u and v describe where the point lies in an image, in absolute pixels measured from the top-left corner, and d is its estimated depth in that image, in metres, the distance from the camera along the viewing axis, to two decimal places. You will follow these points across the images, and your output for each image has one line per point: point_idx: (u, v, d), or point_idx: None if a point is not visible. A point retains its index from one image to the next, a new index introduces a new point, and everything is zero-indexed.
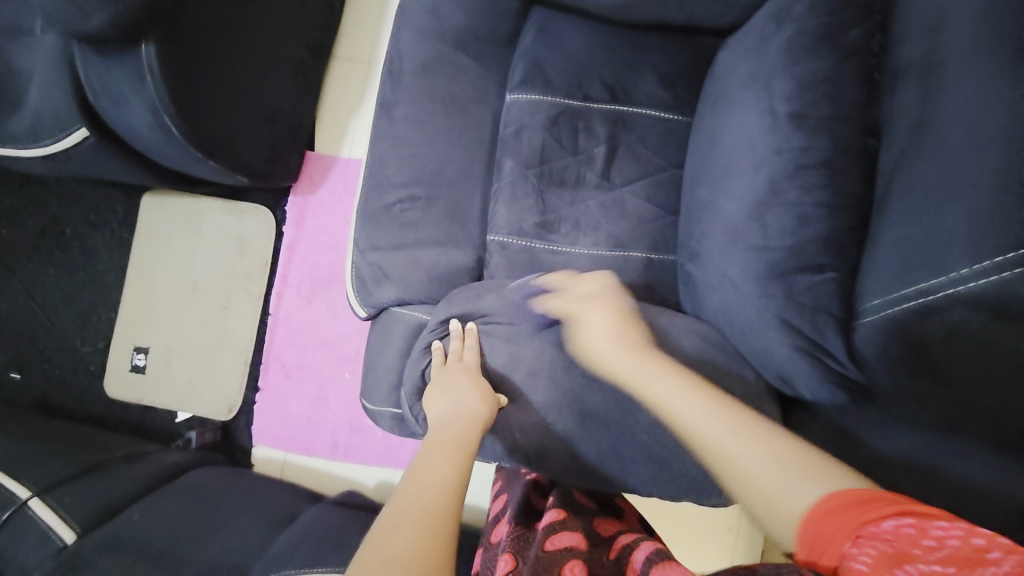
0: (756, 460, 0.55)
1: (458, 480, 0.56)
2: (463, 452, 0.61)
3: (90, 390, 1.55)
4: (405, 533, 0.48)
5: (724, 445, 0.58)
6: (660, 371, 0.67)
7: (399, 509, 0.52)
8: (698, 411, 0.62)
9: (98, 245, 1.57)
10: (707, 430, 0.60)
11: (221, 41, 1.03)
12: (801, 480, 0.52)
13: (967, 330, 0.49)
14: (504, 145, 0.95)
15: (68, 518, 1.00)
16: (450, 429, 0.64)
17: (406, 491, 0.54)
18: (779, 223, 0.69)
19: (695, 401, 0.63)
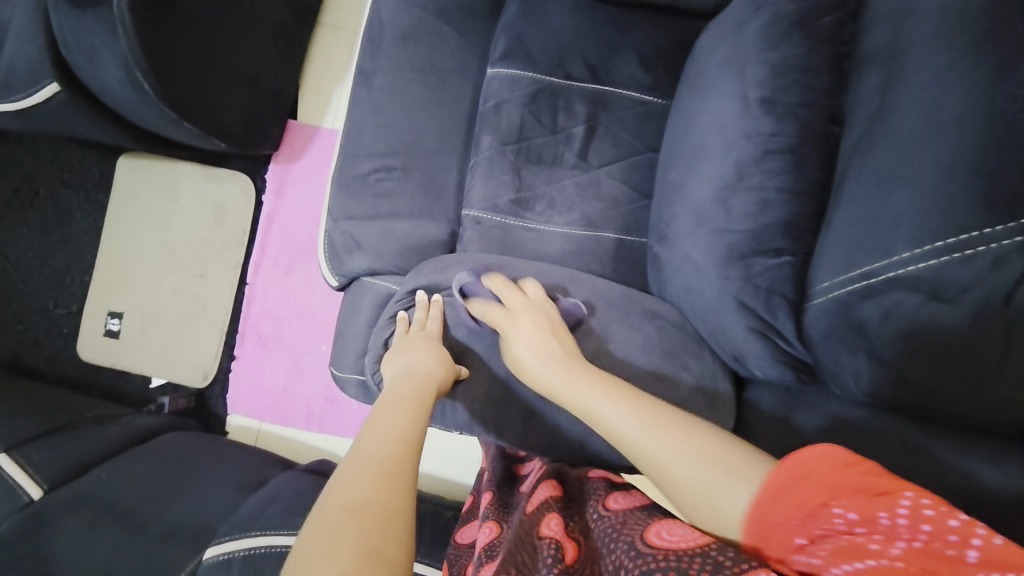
0: (685, 460, 0.54)
1: (414, 432, 0.58)
2: (420, 404, 0.62)
3: (63, 353, 1.53)
4: (365, 483, 0.49)
5: (652, 452, 0.55)
6: (578, 375, 0.65)
7: (355, 462, 0.52)
8: (621, 415, 0.59)
9: (72, 206, 1.54)
10: (626, 431, 0.58)
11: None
12: (724, 478, 0.52)
13: (904, 311, 0.51)
14: (483, 119, 0.95)
15: (36, 475, 0.99)
16: (405, 386, 0.65)
17: (363, 443, 0.54)
18: (742, 207, 0.70)
19: (614, 399, 0.61)
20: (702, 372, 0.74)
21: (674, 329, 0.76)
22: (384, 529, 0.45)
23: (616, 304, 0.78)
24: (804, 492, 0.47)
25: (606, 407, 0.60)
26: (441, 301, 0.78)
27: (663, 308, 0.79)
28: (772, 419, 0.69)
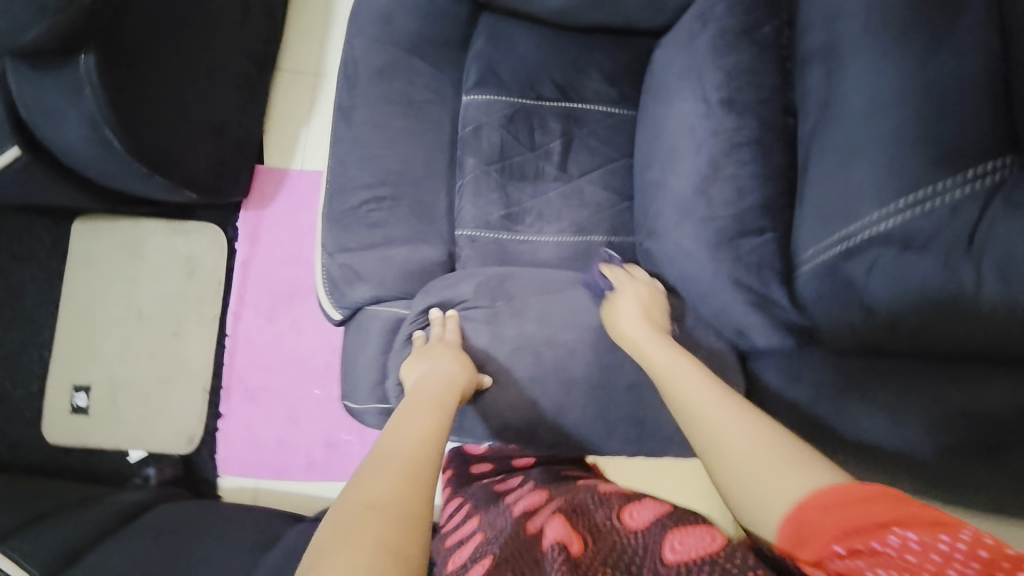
0: (746, 439, 0.55)
1: (437, 439, 0.57)
2: (441, 410, 0.62)
3: (24, 439, 1.40)
4: (385, 489, 0.47)
5: (713, 418, 0.58)
6: (674, 359, 0.67)
7: (377, 465, 0.50)
8: (702, 387, 0.62)
9: (23, 279, 1.44)
10: (696, 401, 0.61)
11: (163, 52, 1.01)
12: (774, 460, 0.52)
13: (884, 263, 0.58)
14: (464, 143, 0.99)
15: (28, 564, 0.93)
16: (431, 391, 0.66)
17: (387, 447, 0.54)
18: (722, 196, 0.77)
19: (692, 379, 0.63)
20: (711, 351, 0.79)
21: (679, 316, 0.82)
22: (407, 525, 0.45)
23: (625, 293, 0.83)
24: (857, 511, 0.44)
25: (692, 377, 0.63)
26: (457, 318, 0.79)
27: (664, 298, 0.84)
28: (778, 381, 0.75)
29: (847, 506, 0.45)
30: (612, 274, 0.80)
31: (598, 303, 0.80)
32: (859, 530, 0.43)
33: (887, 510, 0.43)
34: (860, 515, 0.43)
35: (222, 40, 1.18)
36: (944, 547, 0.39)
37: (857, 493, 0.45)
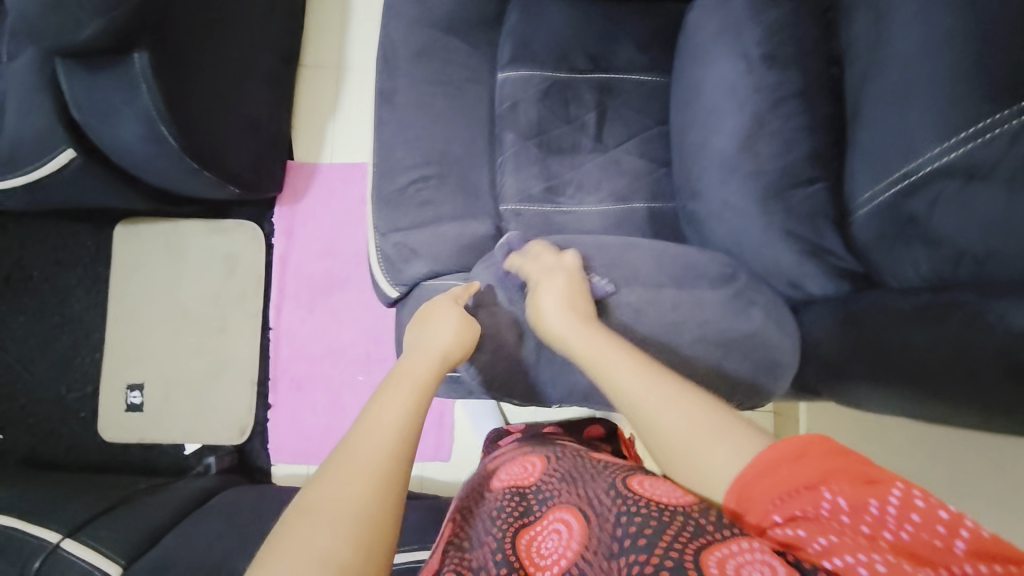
0: (677, 417, 0.60)
1: (415, 419, 0.62)
2: (423, 393, 0.66)
3: (83, 438, 1.46)
4: (359, 474, 0.54)
5: (649, 406, 0.62)
6: (607, 347, 0.70)
7: (358, 448, 0.56)
8: (631, 374, 0.66)
9: (71, 284, 1.49)
10: (632, 391, 0.64)
11: (204, 51, 1.06)
12: (707, 438, 0.57)
13: (948, 195, 0.60)
14: (502, 120, 1.02)
15: (111, 553, 0.97)
16: (417, 365, 0.71)
17: (364, 426, 0.59)
18: (769, 150, 0.79)
19: (625, 368, 0.66)
20: (767, 302, 0.81)
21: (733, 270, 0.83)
22: (346, 527, 0.50)
23: (684, 252, 0.84)
24: (792, 472, 0.51)
25: (619, 365, 0.67)
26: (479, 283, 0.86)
27: (715, 254, 0.86)
28: (835, 325, 0.77)
29: (778, 469, 0.51)
30: (524, 266, 0.83)
31: (658, 262, 0.82)
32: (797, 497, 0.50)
33: (817, 472, 0.49)
34: (793, 478, 0.50)
35: (252, 35, 1.21)
36: (874, 510, 0.46)
37: (791, 452, 0.51)
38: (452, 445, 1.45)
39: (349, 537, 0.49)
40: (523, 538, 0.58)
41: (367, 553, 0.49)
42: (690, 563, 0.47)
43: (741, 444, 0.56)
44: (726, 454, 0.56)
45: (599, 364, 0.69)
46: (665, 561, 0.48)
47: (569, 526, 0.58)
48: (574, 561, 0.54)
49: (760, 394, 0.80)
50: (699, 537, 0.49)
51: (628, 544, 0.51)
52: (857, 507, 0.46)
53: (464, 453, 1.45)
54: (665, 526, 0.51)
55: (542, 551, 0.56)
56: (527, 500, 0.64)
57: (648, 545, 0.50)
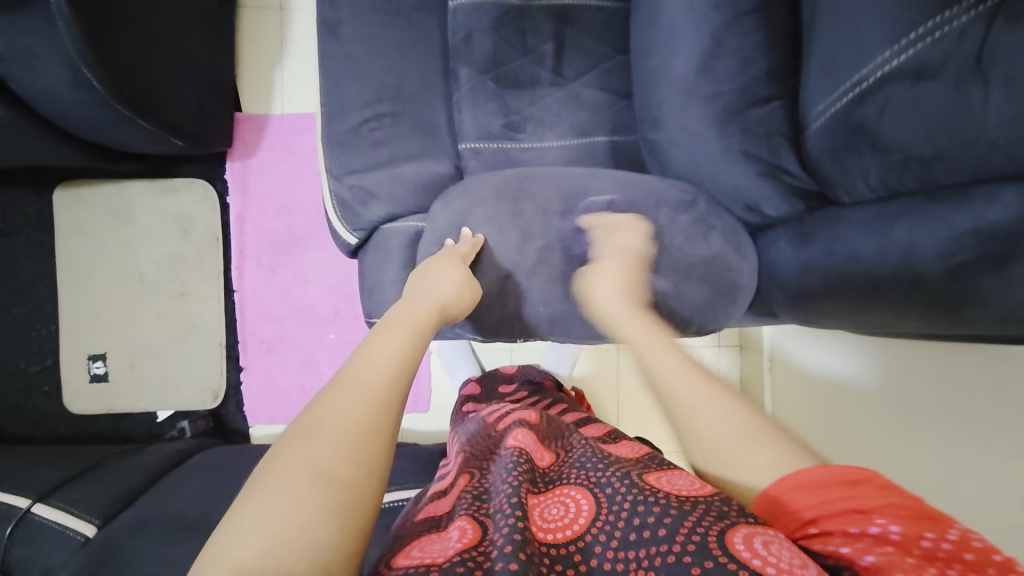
0: (721, 421, 0.58)
1: (409, 361, 0.58)
2: (421, 333, 0.63)
3: (49, 412, 1.42)
4: (353, 401, 0.51)
5: (695, 411, 0.60)
6: (657, 339, 0.70)
7: (357, 381, 0.53)
8: (677, 373, 0.65)
9: (15, 255, 1.40)
10: (681, 389, 0.63)
11: None
12: (752, 443, 0.55)
13: (897, 98, 0.60)
14: (456, 53, 0.97)
15: (87, 514, 0.95)
16: (414, 310, 0.67)
17: (361, 365, 0.56)
18: (726, 70, 0.77)
19: (681, 367, 0.65)
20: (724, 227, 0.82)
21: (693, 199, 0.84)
22: (340, 448, 0.47)
23: (644, 180, 0.84)
24: (842, 494, 0.47)
25: (668, 365, 0.66)
26: (480, 237, 0.79)
27: (674, 183, 0.86)
28: (789, 245, 0.79)
29: (833, 489, 0.48)
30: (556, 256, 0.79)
31: (617, 191, 0.81)
32: (841, 514, 0.46)
33: (874, 502, 0.46)
34: (840, 498, 0.47)
35: None
36: (929, 543, 0.42)
37: (874, 488, 0.47)
38: (430, 396, 1.47)
39: (348, 455, 0.47)
40: (532, 500, 0.57)
41: (365, 475, 0.47)
42: (729, 561, 0.45)
43: (783, 453, 0.53)
44: (774, 464, 0.52)
45: (653, 356, 0.68)
46: (688, 551, 0.47)
47: (582, 506, 0.56)
48: (585, 535, 0.53)
49: (718, 318, 0.82)
50: (720, 520, 0.49)
51: (644, 539, 0.49)
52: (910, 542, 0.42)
53: (442, 403, 1.47)
54: (686, 515, 0.50)
55: (546, 519, 0.55)
56: (536, 470, 0.62)
57: (670, 536, 0.48)
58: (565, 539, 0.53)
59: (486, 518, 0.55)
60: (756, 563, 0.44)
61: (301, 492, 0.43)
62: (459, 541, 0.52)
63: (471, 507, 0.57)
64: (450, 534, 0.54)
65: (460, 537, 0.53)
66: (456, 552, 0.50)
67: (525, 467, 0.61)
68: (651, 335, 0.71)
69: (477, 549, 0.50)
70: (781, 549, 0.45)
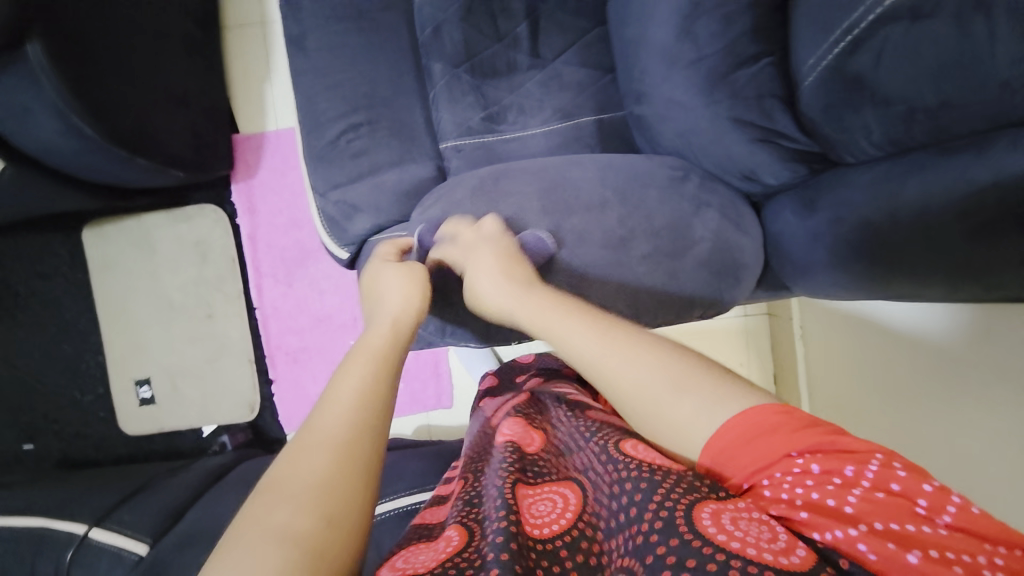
0: (646, 371, 0.55)
1: (382, 397, 0.57)
2: (387, 366, 0.61)
3: (108, 435, 1.54)
4: (322, 453, 0.50)
5: (615, 371, 0.56)
6: (556, 304, 0.64)
7: (321, 429, 0.52)
8: (583, 336, 0.59)
9: (58, 294, 1.51)
10: (592, 357, 0.58)
11: (104, 29, 1.01)
12: (677, 392, 0.53)
13: (894, 42, 0.55)
14: (428, 49, 0.93)
15: (136, 534, 1.05)
16: (378, 340, 0.65)
17: (325, 411, 0.54)
18: (708, 30, 0.70)
19: (577, 324, 0.61)
20: (721, 203, 0.77)
21: (686, 176, 0.78)
22: (302, 506, 0.46)
23: (628, 161, 0.80)
24: (770, 442, 0.47)
25: (574, 333, 0.60)
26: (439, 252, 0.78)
27: (666, 161, 0.80)
28: (795, 214, 0.72)
29: (749, 442, 0.48)
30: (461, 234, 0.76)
31: (601, 178, 0.77)
32: (771, 462, 0.46)
33: (793, 440, 0.46)
34: (763, 450, 0.47)
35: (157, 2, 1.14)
36: (849, 475, 0.43)
37: (791, 424, 0.47)
38: (452, 392, 1.49)
39: (312, 509, 0.46)
40: (522, 491, 0.53)
41: (330, 526, 0.46)
42: (693, 538, 0.42)
43: (725, 398, 0.51)
44: (708, 413, 0.51)
45: (548, 325, 0.62)
46: (654, 531, 0.44)
47: (568, 499, 0.53)
48: (572, 525, 0.50)
49: (721, 299, 0.78)
50: (691, 493, 0.46)
51: (623, 524, 0.48)
52: (830, 478, 0.43)
53: (465, 398, 1.49)
54: (657, 488, 0.47)
55: (534, 513, 0.51)
56: (524, 458, 0.59)
57: (640, 518, 0.46)
58: (542, 534, 0.49)
59: (475, 524, 0.52)
60: (722, 538, 0.41)
61: (266, 554, 0.42)
62: (443, 551, 0.49)
63: (463, 514, 0.54)
64: (438, 543, 0.52)
65: (446, 545, 0.50)
66: (440, 561, 0.47)
67: (513, 460, 0.57)
68: (559, 306, 0.64)
69: (463, 556, 0.47)
70: (749, 522, 0.43)
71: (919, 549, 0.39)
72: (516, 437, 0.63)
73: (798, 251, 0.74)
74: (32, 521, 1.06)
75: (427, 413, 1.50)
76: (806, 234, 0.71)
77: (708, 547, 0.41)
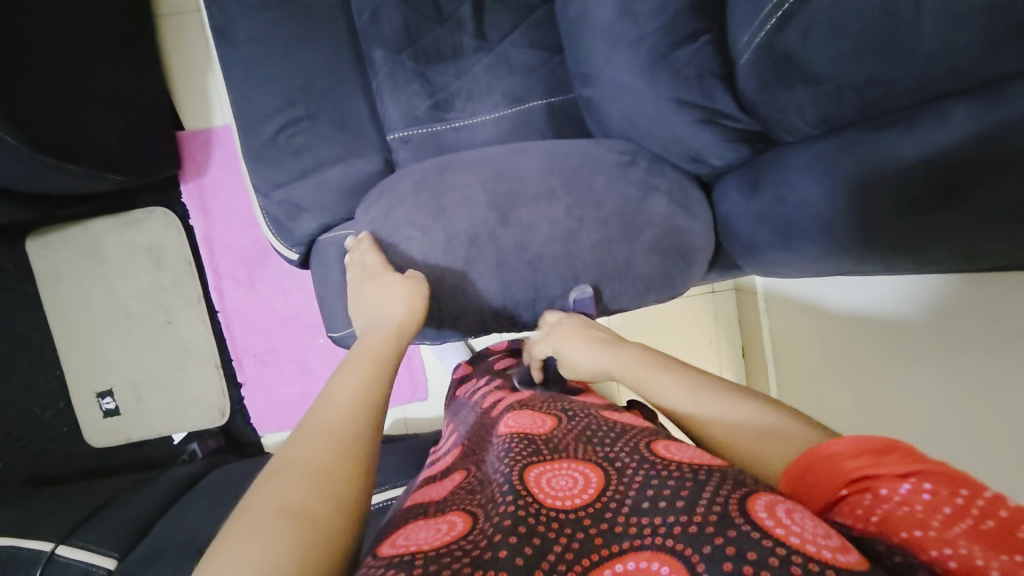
0: (736, 421, 0.55)
1: (378, 389, 0.59)
2: (383, 365, 0.63)
3: (75, 449, 1.50)
4: (320, 438, 0.51)
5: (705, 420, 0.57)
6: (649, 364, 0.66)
7: (320, 420, 0.53)
8: (678, 394, 0.60)
9: (6, 309, 1.45)
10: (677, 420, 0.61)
11: (24, 30, 0.94)
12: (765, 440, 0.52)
13: (820, 18, 0.56)
14: (367, 35, 0.90)
15: (105, 550, 1.04)
16: (369, 343, 0.66)
17: (323, 406, 0.55)
18: (647, 7, 0.68)
19: (660, 377, 0.64)
20: (669, 186, 0.76)
21: (634, 161, 0.77)
22: (315, 491, 0.45)
23: (575, 147, 0.79)
24: (870, 462, 0.42)
25: (670, 392, 0.61)
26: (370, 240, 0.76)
27: (614, 145, 0.79)
28: (739, 193, 0.72)
29: (840, 461, 0.44)
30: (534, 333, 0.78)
31: (546, 167, 0.76)
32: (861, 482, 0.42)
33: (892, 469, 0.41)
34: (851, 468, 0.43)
35: None
36: (960, 501, 0.37)
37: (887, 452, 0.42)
38: (426, 383, 1.48)
39: (318, 491, 0.45)
40: (533, 471, 0.52)
41: (337, 508, 0.45)
42: (753, 529, 0.40)
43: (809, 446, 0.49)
44: (781, 447, 0.50)
45: (647, 381, 0.64)
46: (710, 522, 0.42)
47: (591, 480, 0.51)
48: (595, 504, 0.48)
49: (674, 282, 0.78)
50: (738, 490, 0.45)
51: (660, 506, 0.45)
52: (941, 504, 0.38)
53: (438, 389, 1.49)
54: (704, 487, 0.45)
55: (553, 487, 0.50)
56: (540, 443, 0.57)
57: (687, 508, 0.44)
58: (566, 508, 0.48)
59: (477, 509, 0.50)
60: (778, 531, 0.40)
61: (272, 531, 0.41)
62: (445, 534, 0.47)
63: (463, 501, 0.53)
64: (440, 522, 0.50)
65: (447, 530, 0.48)
66: (444, 543, 0.45)
67: (523, 446, 0.56)
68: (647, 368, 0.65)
69: (465, 540, 0.46)
70: (805, 518, 0.42)
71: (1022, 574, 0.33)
72: (524, 425, 0.61)
73: (747, 233, 0.74)
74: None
75: (401, 407, 1.49)
76: (754, 214, 0.71)
77: (766, 539, 0.40)
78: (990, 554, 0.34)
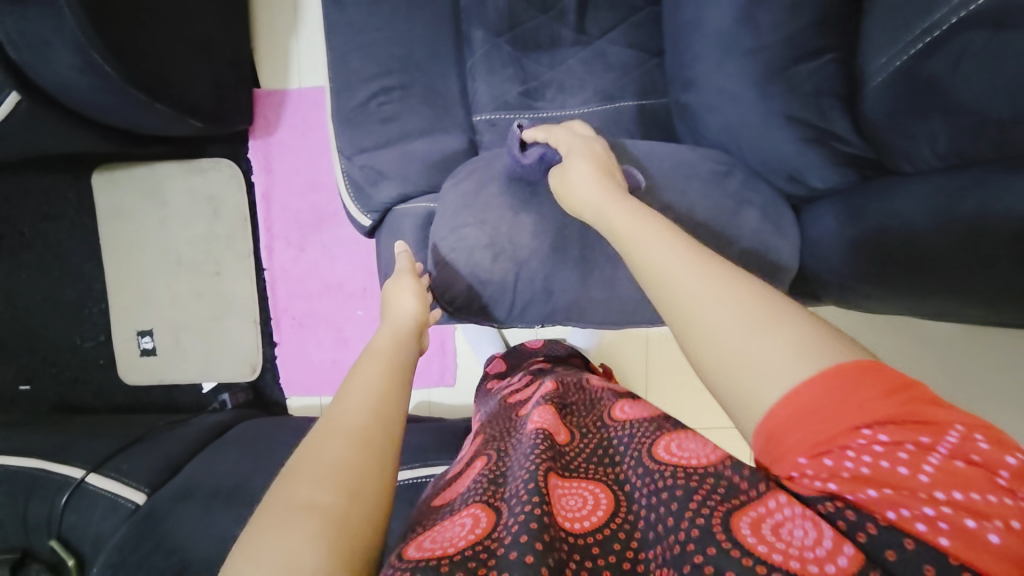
0: (727, 307, 0.48)
1: (396, 391, 0.57)
2: (400, 367, 0.62)
3: (107, 382, 1.53)
4: (341, 439, 0.49)
5: (693, 295, 0.50)
6: (644, 222, 0.59)
7: (338, 422, 0.52)
8: (671, 257, 0.53)
9: (63, 237, 1.49)
10: (697, 299, 0.49)
11: None
12: (762, 329, 0.45)
13: (973, 49, 0.55)
14: (469, 14, 0.90)
15: (134, 483, 1.05)
16: (387, 346, 0.65)
17: (340, 404, 0.54)
18: (770, 18, 0.66)
19: (655, 235, 0.57)
20: (762, 202, 0.75)
21: (728, 173, 0.76)
22: (333, 487, 0.45)
23: (669, 152, 0.78)
24: (833, 415, 0.41)
25: (661, 254, 0.54)
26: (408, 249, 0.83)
27: (709, 155, 0.78)
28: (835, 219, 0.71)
29: (815, 413, 0.42)
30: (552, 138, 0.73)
31: (639, 167, 0.75)
32: (830, 436, 0.42)
33: (863, 412, 0.41)
34: (829, 421, 0.41)
35: None
36: (924, 443, 0.39)
37: (879, 387, 0.41)
38: (456, 370, 1.48)
39: (334, 485, 0.45)
40: (555, 478, 0.53)
41: (351, 501, 0.45)
42: (741, 551, 0.40)
43: (817, 351, 0.43)
44: (786, 355, 0.44)
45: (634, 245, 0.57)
46: (692, 538, 0.42)
47: (600, 500, 0.51)
48: (604, 530, 0.48)
49: None
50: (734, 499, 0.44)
51: (658, 531, 0.46)
52: (901, 449, 0.39)
53: (468, 378, 1.48)
54: (693, 496, 0.46)
55: (567, 504, 0.50)
56: (560, 451, 0.58)
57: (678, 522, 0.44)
58: (584, 529, 0.48)
59: (500, 505, 0.50)
60: (761, 549, 0.40)
61: (285, 528, 0.41)
62: (470, 532, 0.47)
63: (484, 492, 0.52)
64: (461, 520, 0.50)
65: (471, 526, 0.48)
66: (470, 542, 0.46)
67: (546, 448, 0.56)
68: (639, 224, 0.59)
69: (490, 541, 0.46)
70: (794, 528, 0.40)
71: (990, 517, 0.36)
72: (547, 424, 0.61)
73: (837, 260, 0.72)
74: (28, 461, 1.06)
75: (429, 388, 1.48)
76: (849, 242, 0.69)
77: (754, 560, 0.39)
78: (965, 504, 0.37)
